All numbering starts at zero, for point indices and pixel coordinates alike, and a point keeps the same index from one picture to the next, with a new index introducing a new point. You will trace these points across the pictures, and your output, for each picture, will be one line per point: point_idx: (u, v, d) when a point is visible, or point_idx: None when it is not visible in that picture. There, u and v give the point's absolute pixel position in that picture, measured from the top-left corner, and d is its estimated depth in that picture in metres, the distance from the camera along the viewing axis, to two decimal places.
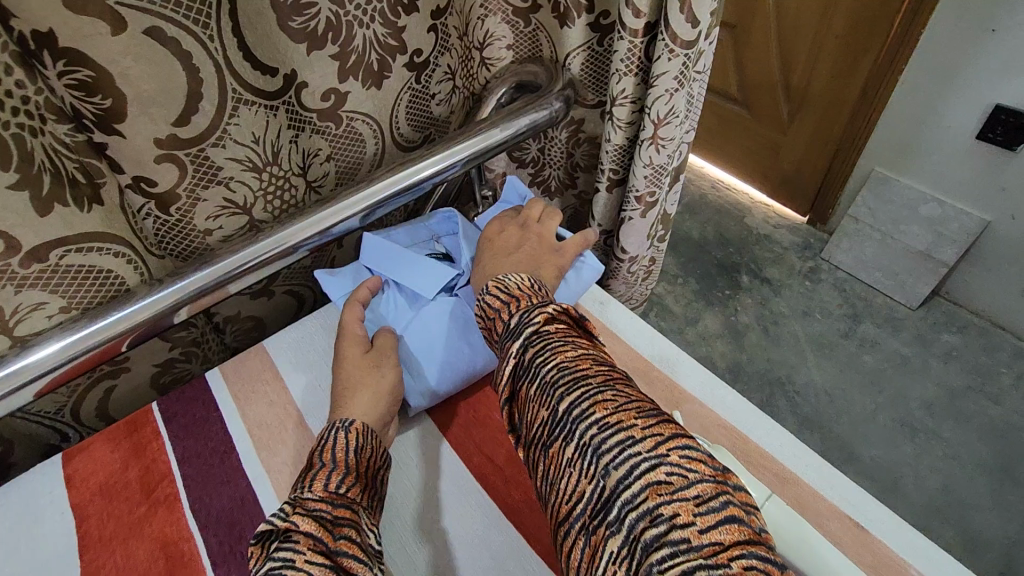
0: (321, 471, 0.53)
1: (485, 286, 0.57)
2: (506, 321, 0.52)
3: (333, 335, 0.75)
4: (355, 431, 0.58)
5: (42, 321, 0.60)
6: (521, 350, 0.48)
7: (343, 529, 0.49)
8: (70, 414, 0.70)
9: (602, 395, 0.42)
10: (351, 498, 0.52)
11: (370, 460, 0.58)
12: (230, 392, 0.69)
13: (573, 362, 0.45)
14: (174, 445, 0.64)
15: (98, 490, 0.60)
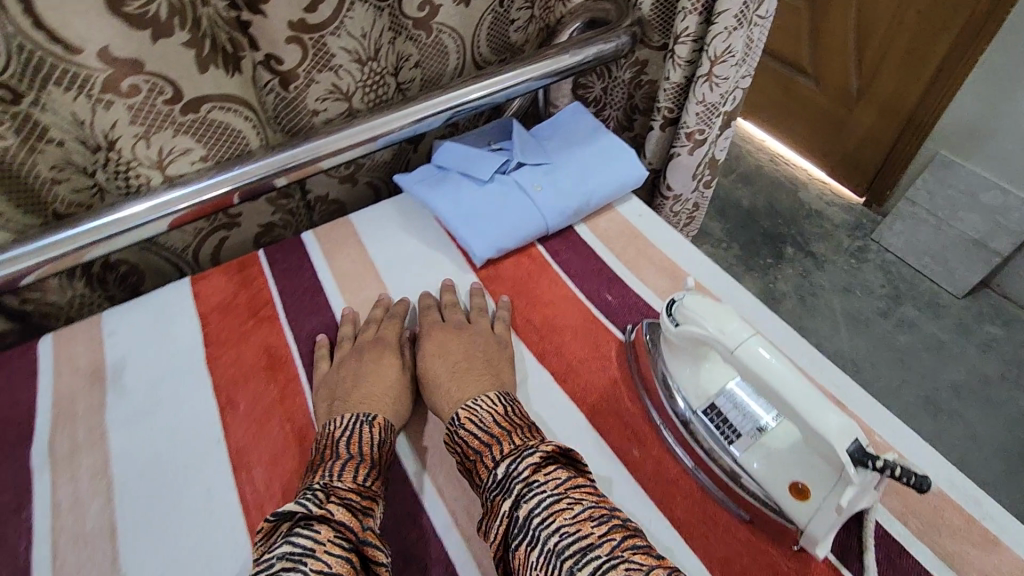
0: (334, 463, 0.56)
1: (456, 415, 0.58)
2: (491, 467, 0.53)
3: (406, 214, 0.86)
4: (374, 426, 0.60)
5: (186, 165, 0.76)
6: (515, 510, 0.49)
7: (358, 537, 0.49)
8: (192, 250, 0.87)
9: (611, 568, 0.43)
10: (373, 491, 0.55)
11: (382, 451, 0.59)
12: (321, 248, 0.82)
13: (573, 526, 0.46)
14: (275, 281, 0.79)
15: (215, 305, 0.76)
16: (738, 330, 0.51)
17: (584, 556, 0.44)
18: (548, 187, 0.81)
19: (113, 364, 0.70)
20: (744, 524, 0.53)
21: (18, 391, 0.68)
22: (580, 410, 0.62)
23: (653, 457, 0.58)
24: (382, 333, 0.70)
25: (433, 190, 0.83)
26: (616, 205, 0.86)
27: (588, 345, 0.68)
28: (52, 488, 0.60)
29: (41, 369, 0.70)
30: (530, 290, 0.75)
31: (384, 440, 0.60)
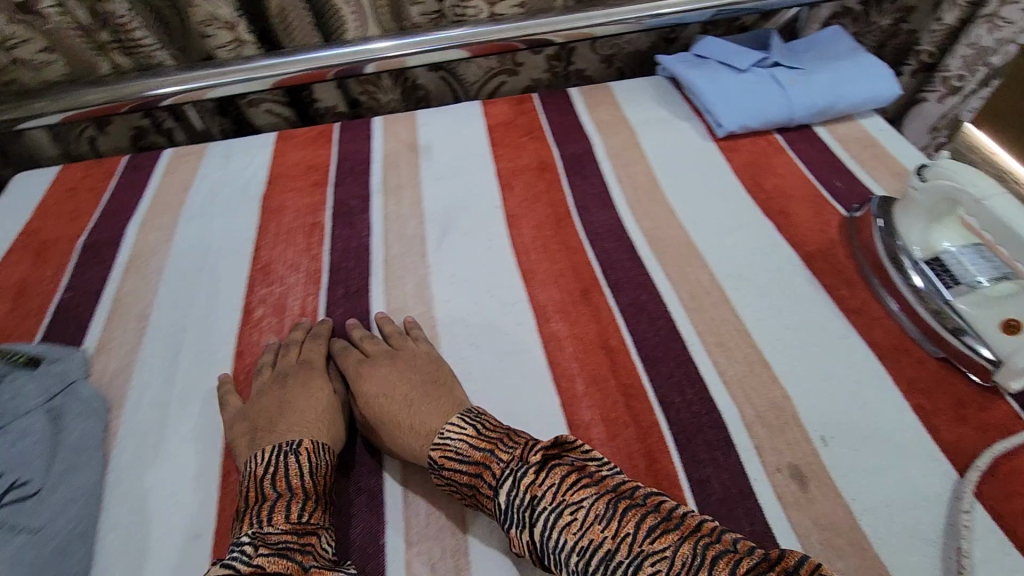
0: (272, 503, 0.49)
1: (432, 458, 0.52)
2: (491, 489, 0.48)
3: (657, 89, 1.00)
4: (309, 446, 0.54)
5: (508, 7, 0.99)
6: (529, 537, 0.45)
7: (301, 549, 0.46)
8: (476, 84, 1.09)
9: (636, 567, 0.41)
10: (312, 526, 0.49)
11: (326, 471, 0.54)
12: (583, 100, 0.99)
13: (586, 539, 0.43)
14: (545, 115, 0.97)
15: (500, 122, 0.96)
16: (990, 187, 0.57)
17: (607, 566, 0.42)
18: (802, 83, 0.89)
19: (423, 143, 0.93)
20: (936, 361, 0.61)
21: (359, 144, 0.94)
22: (800, 253, 0.73)
23: (862, 300, 0.67)
24: (633, 168, 0.86)
25: (693, 69, 0.94)
26: (858, 118, 0.92)
27: (814, 212, 0.77)
28: (383, 205, 0.84)
29: (374, 135, 0.96)
30: (765, 162, 0.85)
31: (332, 463, 0.55)
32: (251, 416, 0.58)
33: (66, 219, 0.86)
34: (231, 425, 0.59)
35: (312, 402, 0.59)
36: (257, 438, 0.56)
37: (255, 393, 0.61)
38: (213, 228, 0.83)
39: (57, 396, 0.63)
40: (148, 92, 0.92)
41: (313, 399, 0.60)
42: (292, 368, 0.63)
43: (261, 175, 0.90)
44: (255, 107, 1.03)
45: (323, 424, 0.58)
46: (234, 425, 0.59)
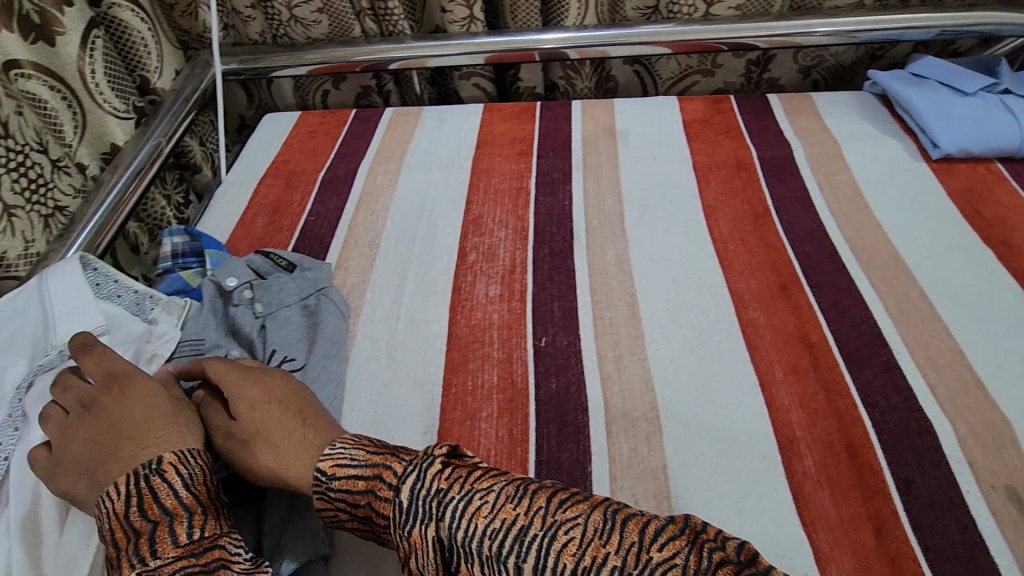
0: (149, 539, 0.43)
1: (318, 472, 0.48)
2: (394, 492, 0.45)
3: (863, 104, 0.98)
4: (175, 459, 0.47)
5: (725, 8, 1.03)
6: (438, 532, 0.43)
7: (205, 569, 0.41)
8: (669, 80, 1.13)
9: (554, 538, 0.41)
10: (209, 537, 0.43)
11: (206, 476, 0.48)
12: (783, 106, 1.00)
13: (497, 521, 0.42)
14: (742, 116, 0.98)
15: (697, 119, 0.99)
16: None
17: (522, 545, 0.41)
18: None
19: (620, 129, 0.99)
20: None
21: (560, 124, 1.01)
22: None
23: None
24: (836, 178, 0.86)
25: (911, 87, 0.93)
26: None
27: None
28: (583, 180, 0.90)
29: (574, 117, 1.02)
30: (985, 190, 0.82)
31: (210, 465, 0.49)
32: (82, 439, 0.50)
33: (308, 156, 1.00)
34: (58, 467, 0.50)
35: (165, 413, 0.52)
36: (105, 450, 0.49)
37: (87, 389, 0.54)
38: (431, 180, 0.93)
39: (309, 295, 0.73)
40: (385, 55, 1.05)
41: (183, 403, 0.54)
42: (91, 384, 0.54)
43: (471, 139, 1.00)
44: (464, 80, 1.13)
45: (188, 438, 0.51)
46: (62, 468, 0.49)
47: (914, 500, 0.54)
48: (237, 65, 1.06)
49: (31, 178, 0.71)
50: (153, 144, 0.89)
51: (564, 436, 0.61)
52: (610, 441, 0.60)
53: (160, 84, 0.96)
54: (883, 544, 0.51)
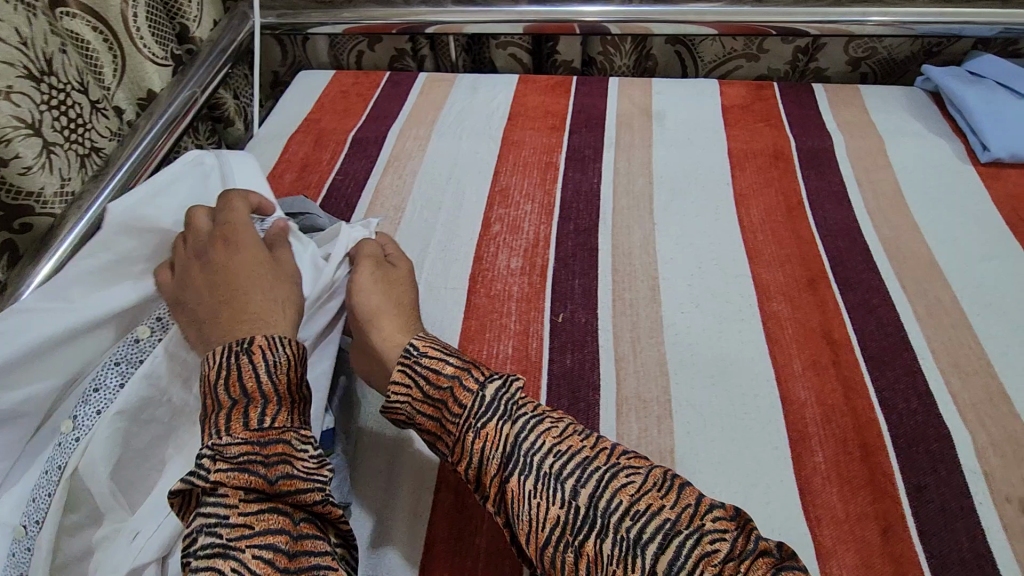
0: (228, 414, 0.45)
1: (410, 346, 0.54)
2: (474, 388, 0.50)
3: (913, 100, 0.94)
4: (264, 344, 0.48)
5: None
6: (506, 432, 0.47)
7: (267, 462, 0.44)
8: (712, 62, 1.09)
9: (614, 477, 0.45)
10: (280, 429, 0.45)
11: (293, 363, 0.49)
12: (828, 97, 0.96)
13: (563, 445, 0.47)
14: (783, 104, 0.96)
15: (737, 104, 0.96)
16: None
17: (580, 470, 0.45)
18: None
19: (657, 109, 0.96)
20: None
21: (595, 99, 0.99)
22: None
23: None
24: (876, 174, 0.83)
25: (966, 85, 0.88)
26: None
27: None
28: (614, 158, 0.89)
29: (610, 94, 1.00)
30: None
31: (300, 355, 0.50)
32: (195, 293, 0.54)
33: (340, 116, 1.00)
34: (176, 308, 0.54)
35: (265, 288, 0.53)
36: (214, 307, 0.52)
37: (197, 239, 0.57)
38: (461, 147, 0.92)
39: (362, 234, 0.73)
40: (425, 18, 1.05)
41: (285, 269, 0.56)
42: (209, 233, 0.57)
43: (504, 110, 0.99)
44: (501, 48, 1.11)
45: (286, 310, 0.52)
46: (175, 307, 0.54)
47: (924, 505, 0.53)
48: (274, 19, 1.07)
49: (71, 117, 0.72)
50: (189, 94, 0.90)
51: (575, 411, 0.61)
52: (620, 419, 0.60)
53: (199, 33, 0.97)
54: (888, 544, 0.51)
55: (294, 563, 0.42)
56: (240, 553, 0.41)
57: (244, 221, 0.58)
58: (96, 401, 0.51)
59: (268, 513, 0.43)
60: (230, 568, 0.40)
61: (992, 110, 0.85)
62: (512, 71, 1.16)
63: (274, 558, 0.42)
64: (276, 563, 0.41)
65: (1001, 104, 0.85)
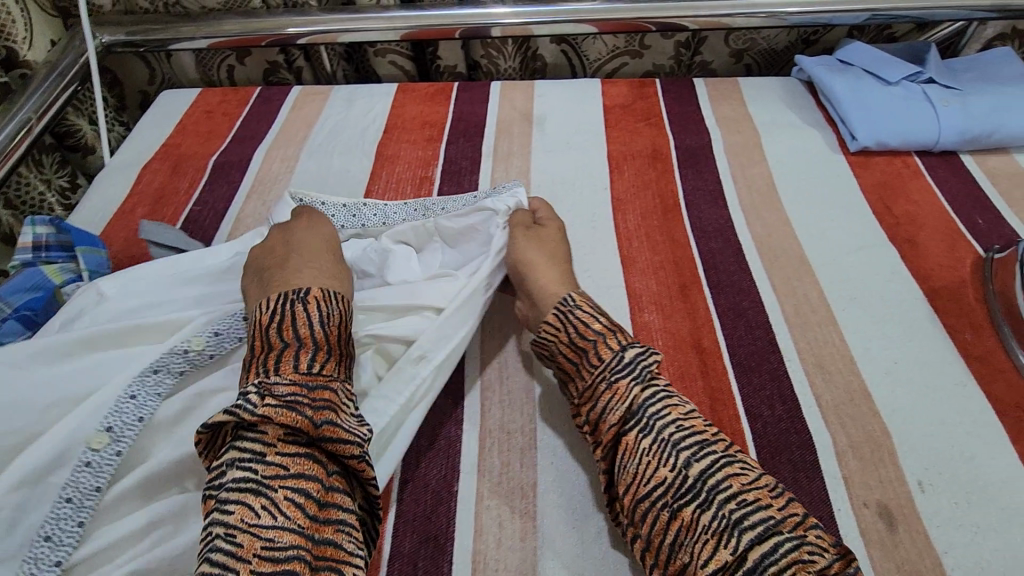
0: (284, 349, 0.49)
1: (568, 297, 0.59)
2: (615, 348, 0.54)
3: (789, 92, 0.95)
4: (319, 296, 0.53)
5: None
6: (638, 394, 0.51)
7: (313, 403, 0.46)
8: (596, 61, 1.07)
9: (729, 463, 0.47)
10: (325, 376, 0.49)
11: (342, 321, 0.53)
12: (708, 92, 0.95)
13: (688, 421, 0.49)
14: (664, 102, 0.94)
15: (618, 104, 0.94)
16: None
17: (699, 448, 0.48)
18: (958, 105, 0.82)
19: (538, 114, 0.94)
20: None
21: (476, 106, 0.95)
22: (924, 288, 0.67)
23: (988, 348, 0.62)
24: (752, 170, 0.82)
25: (835, 74, 0.89)
26: (1016, 151, 0.83)
27: (945, 246, 0.72)
28: (492, 169, 0.85)
29: (491, 99, 0.97)
30: (899, 185, 0.79)
31: (348, 314, 0.55)
32: (264, 267, 0.59)
33: (202, 139, 0.93)
34: (251, 272, 0.60)
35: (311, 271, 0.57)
36: (274, 276, 0.57)
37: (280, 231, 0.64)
38: (332, 166, 0.87)
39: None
40: (292, 29, 0.97)
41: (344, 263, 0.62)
42: (301, 223, 0.65)
43: (380, 122, 0.94)
44: (380, 56, 1.06)
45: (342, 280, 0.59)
46: (252, 273, 0.60)
47: None
48: (125, 36, 0.96)
49: None
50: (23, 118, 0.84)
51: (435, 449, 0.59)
52: (481, 457, 0.58)
53: (31, 56, 0.89)
54: None
55: (321, 513, 0.44)
56: (271, 492, 0.43)
57: (325, 221, 0.66)
58: (134, 410, 0.50)
59: (304, 458, 0.45)
60: (259, 506, 0.42)
61: (860, 97, 0.86)
62: (397, 79, 1.10)
63: (303, 504, 0.43)
64: (305, 510, 0.43)
65: (868, 92, 0.86)
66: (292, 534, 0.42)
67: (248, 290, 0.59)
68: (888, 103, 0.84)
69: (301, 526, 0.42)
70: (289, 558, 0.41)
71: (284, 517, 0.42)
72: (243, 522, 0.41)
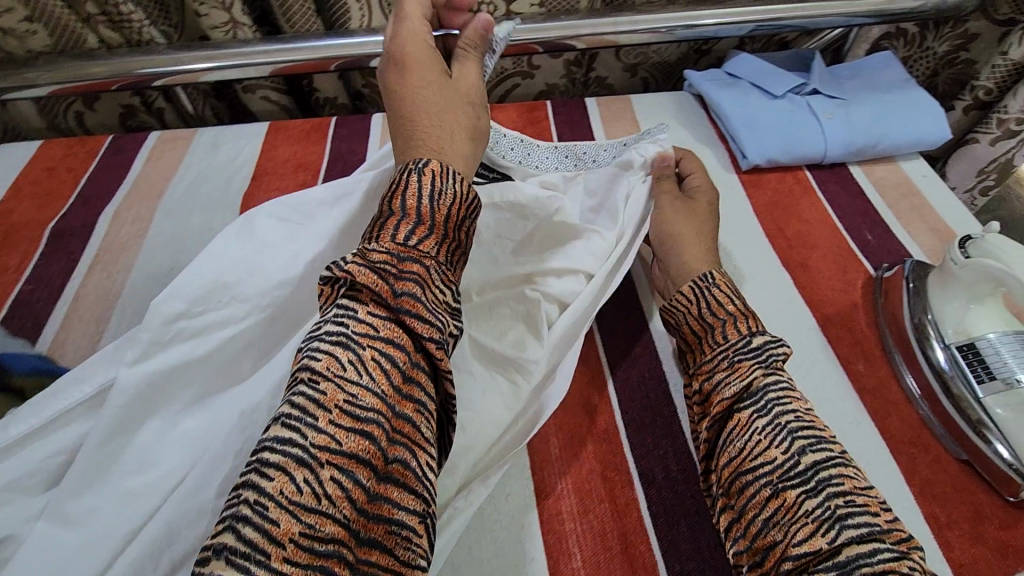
0: (394, 217, 0.41)
1: (709, 274, 0.57)
2: (744, 332, 0.51)
3: (682, 109, 0.92)
4: (438, 169, 0.44)
5: (527, 6, 0.92)
6: (760, 378, 0.47)
7: (391, 294, 0.37)
8: (487, 84, 1.02)
9: (843, 465, 0.42)
10: (424, 252, 0.40)
11: (461, 202, 0.44)
12: (600, 113, 0.91)
13: (809, 417, 0.45)
14: (555, 127, 0.90)
15: (507, 132, 0.89)
16: None
17: (817, 442, 0.43)
18: (842, 116, 0.81)
19: None
20: (956, 462, 0.54)
21: (355, 143, 0.88)
22: (816, 316, 0.65)
23: (879, 378, 0.60)
24: None
25: (723, 90, 0.86)
26: (901, 159, 0.83)
27: (837, 268, 0.70)
28: None
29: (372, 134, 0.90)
30: (791, 204, 0.77)
31: (468, 198, 0.45)
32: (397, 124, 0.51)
33: (41, 201, 0.81)
34: (402, 91, 0.52)
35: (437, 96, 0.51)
36: (413, 114, 0.50)
37: (415, 25, 0.56)
38: (190, 225, 0.77)
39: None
40: (137, 72, 0.85)
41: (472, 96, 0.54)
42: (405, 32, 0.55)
43: (249, 168, 0.85)
44: (250, 93, 0.96)
45: (456, 145, 0.49)
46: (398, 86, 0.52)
47: None
48: None
49: None
50: None
51: None
52: None
53: None
54: None
55: (405, 387, 0.36)
56: (359, 349, 0.35)
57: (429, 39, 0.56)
58: None
59: (388, 330, 0.37)
60: (346, 359, 0.35)
61: (748, 112, 0.83)
62: (274, 115, 1.01)
63: (390, 369, 0.35)
64: (389, 377, 0.35)
65: (756, 106, 0.84)
66: (374, 398, 0.34)
67: (384, 82, 0.54)
68: (775, 117, 0.82)
69: (383, 392, 0.35)
70: (364, 423, 0.33)
71: (368, 379, 0.35)
72: (330, 370, 0.34)
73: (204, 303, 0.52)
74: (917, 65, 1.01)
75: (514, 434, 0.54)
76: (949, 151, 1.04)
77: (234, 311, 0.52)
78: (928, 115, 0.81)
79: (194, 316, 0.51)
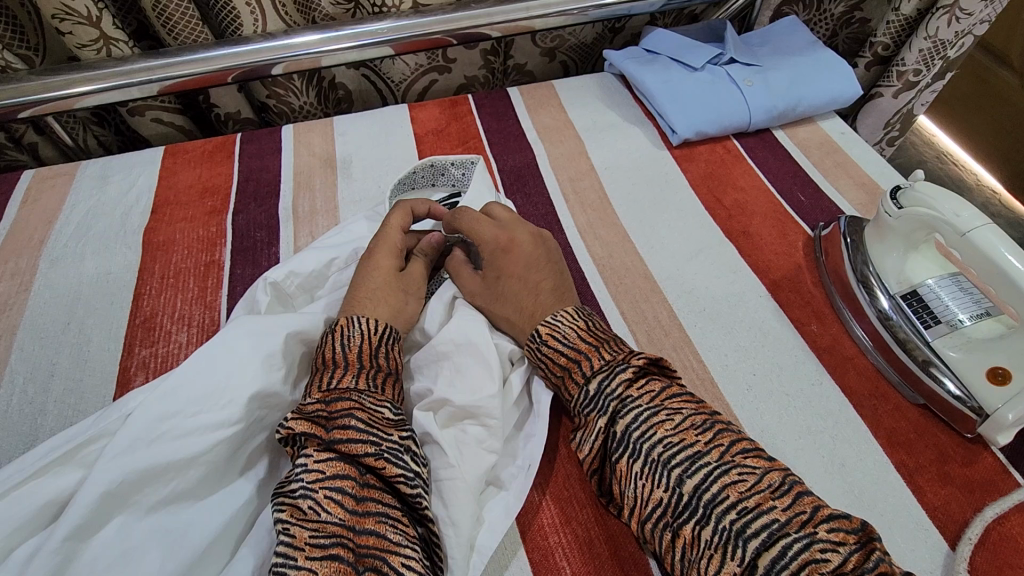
0: (323, 372, 0.47)
1: (534, 331, 0.52)
2: (582, 381, 0.49)
3: (606, 90, 0.91)
4: (343, 323, 0.51)
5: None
6: (613, 425, 0.45)
7: (330, 414, 0.44)
8: (404, 81, 0.97)
9: (725, 472, 0.40)
10: (347, 388, 0.46)
11: (369, 337, 0.50)
12: (524, 102, 0.88)
13: (676, 436, 0.43)
14: (480, 120, 0.86)
15: (430, 130, 0.85)
16: (974, 215, 0.51)
17: (692, 463, 0.41)
18: (761, 83, 0.82)
19: (341, 157, 0.81)
20: (915, 407, 0.56)
21: (266, 160, 0.81)
22: (765, 282, 0.66)
23: (833, 335, 0.61)
24: (583, 184, 0.76)
25: (643, 67, 0.86)
26: (818, 120, 0.86)
27: (777, 233, 0.70)
28: (294, 234, 0.72)
29: (284, 148, 0.82)
30: (725, 174, 0.78)
31: (378, 332, 0.51)
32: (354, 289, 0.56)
33: None
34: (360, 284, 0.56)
35: (382, 271, 0.57)
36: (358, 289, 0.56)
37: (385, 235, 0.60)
38: (84, 272, 0.68)
39: (421, 170, 0.71)
40: None
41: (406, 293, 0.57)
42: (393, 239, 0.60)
43: (147, 200, 0.76)
44: (138, 116, 0.86)
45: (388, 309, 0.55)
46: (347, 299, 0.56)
47: None
48: None
49: None
50: None
51: None
52: None
53: None
54: None
55: (360, 507, 0.40)
56: (313, 493, 0.40)
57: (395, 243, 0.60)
58: None
59: (335, 461, 0.42)
60: (305, 505, 0.40)
61: (672, 87, 0.82)
62: (169, 138, 0.92)
63: (342, 500, 0.40)
64: (343, 505, 0.40)
65: (678, 79, 0.83)
66: (335, 527, 0.39)
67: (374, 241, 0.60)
68: (697, 89, 0.82)
69: (342, 519, 0.39)
70: (330, 548, 0.38)
71: (326, 514, 0.39)
72: (295, 518, 0.39)
73: (199, 405, 0.45)
74: (818, 27, 1.04)
75: (482, 449, 0.49)
76: (858, 106, 1.08)
77: (229, 414, 0.46)
78: (840, 75, 0.84)
79: (185, 416, 0.45)
